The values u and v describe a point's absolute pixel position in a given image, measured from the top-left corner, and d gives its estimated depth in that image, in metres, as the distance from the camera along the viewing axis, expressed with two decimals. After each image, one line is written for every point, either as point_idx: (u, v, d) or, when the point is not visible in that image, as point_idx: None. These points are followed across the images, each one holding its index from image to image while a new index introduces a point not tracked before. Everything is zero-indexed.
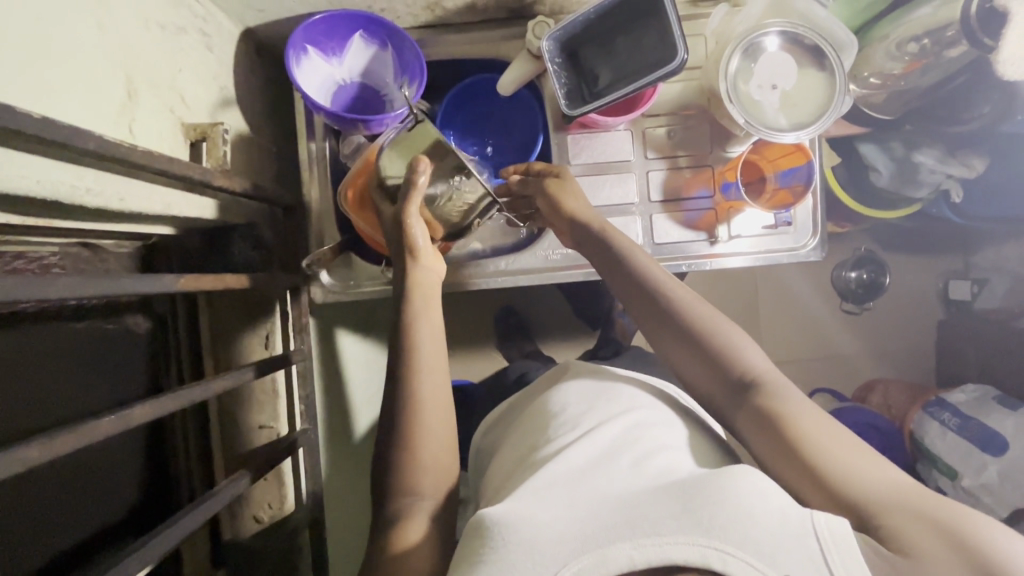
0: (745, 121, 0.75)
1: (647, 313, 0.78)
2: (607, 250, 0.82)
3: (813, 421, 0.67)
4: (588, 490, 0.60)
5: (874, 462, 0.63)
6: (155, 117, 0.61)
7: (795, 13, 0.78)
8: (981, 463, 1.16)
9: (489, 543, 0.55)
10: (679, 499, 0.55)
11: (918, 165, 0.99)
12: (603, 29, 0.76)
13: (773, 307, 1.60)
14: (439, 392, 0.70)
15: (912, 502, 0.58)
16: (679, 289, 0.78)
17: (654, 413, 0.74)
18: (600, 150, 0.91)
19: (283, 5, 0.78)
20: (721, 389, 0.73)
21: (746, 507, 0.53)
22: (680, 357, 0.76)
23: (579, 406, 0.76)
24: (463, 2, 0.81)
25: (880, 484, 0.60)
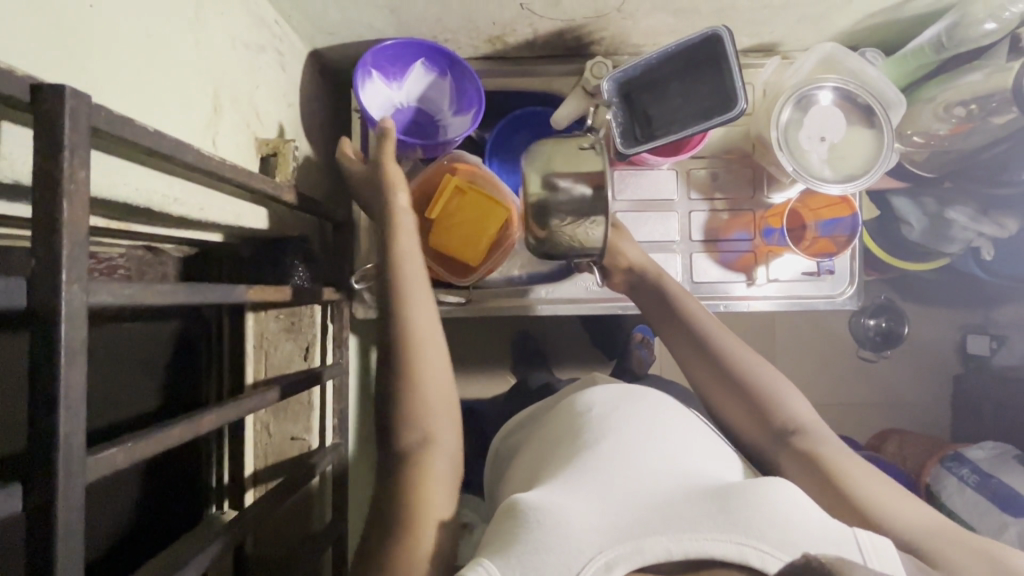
0: (794, 169, 0.77)
1: (691, 352, 0.80)
2: (658, 291, 0.85)
3: (859, 469, 0.67)
4: (623, 485, 0.60)
5: (917, 508, 0.63)
6: (235, 130, 0.63)
7: (847, 70, 0.81)
8: (1000, 523, 1.16)
9: (522, 526, 0.55)
10: (712, 501, 0.56)
11: (950, 222, 1.02)
12: (661, 74, 0.78)
13: (791, 350, 1.60)
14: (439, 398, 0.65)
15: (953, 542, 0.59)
16: (723, 332, 0.80)
17: (679, 418, 0.75)
18: (645, 187, 0.93)
19: (354, 30, 0.81)
20: (755, 423, 0.74)
21: (783, 513, 0.54)
22: (711, 383, 0.78)
23: (606, 405, 0.76)
24: (524, 38, 0.85)
25: (919, 523, 0.61)
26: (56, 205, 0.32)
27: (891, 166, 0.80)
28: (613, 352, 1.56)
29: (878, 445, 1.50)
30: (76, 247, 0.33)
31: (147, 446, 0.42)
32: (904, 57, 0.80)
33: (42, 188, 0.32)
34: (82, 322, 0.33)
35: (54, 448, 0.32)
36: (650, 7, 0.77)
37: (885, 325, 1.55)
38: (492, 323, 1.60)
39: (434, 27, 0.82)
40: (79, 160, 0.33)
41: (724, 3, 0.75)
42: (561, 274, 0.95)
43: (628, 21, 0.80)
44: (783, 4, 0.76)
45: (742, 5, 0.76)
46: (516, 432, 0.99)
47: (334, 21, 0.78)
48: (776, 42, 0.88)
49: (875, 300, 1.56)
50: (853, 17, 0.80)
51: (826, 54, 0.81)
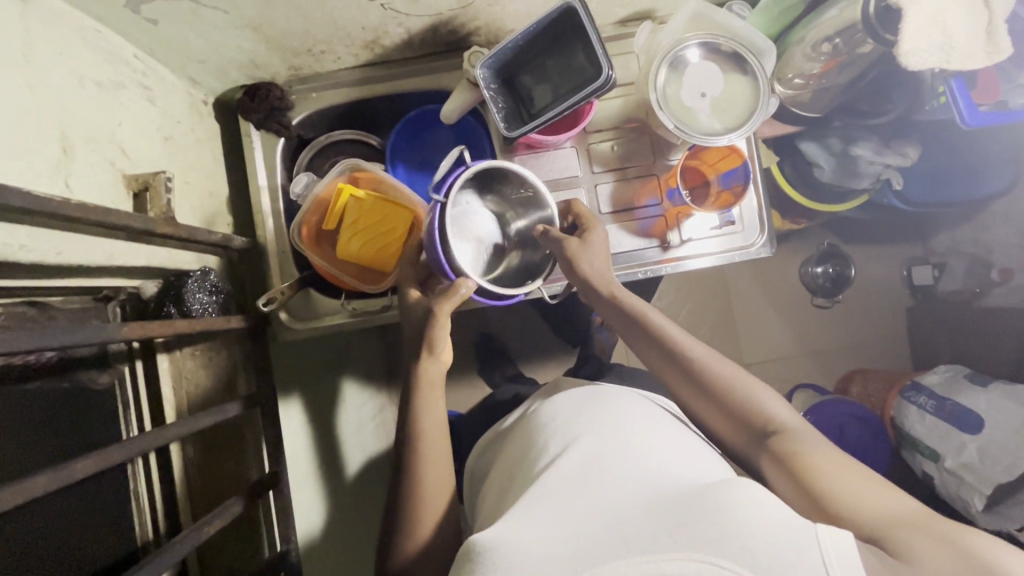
0: (675, 126, 0.79)
1: (668, 368, 0.79)
2: (624, 313, 0.81)
3: (834, 462, 0.66)
4: (583, 500, 0.61)
5: (890, 494, 0.62)
6: (95, 170, 0.62)
7: (714, 24, 0.82)
8: (960, 442, 1.18)
9: (477, 567, 0.57)
10: (673, 512, 0.56)
11: (856, 158, 1.04)
12: (533, 53, 0.79)
13: (746, 308, 1.63)
14: (440, 478, 0.73)
15: (915, 527, 0.57)
16: (695, 345, 0.79)
17: (640, 415, 0.75)
18: (548, 168, 0.93)
19: (224, 55, 0.80)
20: (725, 419, 0.76)
21: (748, 521, 0.54)
22: (680, 386, 0.79)
23: (569, 415, 0.77)
24: (399, 39, 0.85)
25: (888, 508, 0.60)
26: None
27: (772, 111, 0.81)
28: (575, 340, 1.56)
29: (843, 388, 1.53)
30: None
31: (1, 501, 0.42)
32: (767, 8, 0.82)
33: None
34: None
35: None
36: None
37: (834, 271, 1.58)
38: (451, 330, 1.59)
39: (304, 40, 0.81)
40: None
41: None
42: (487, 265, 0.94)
43: (497, 8, 0.81)
44: None
45: None
46: (487, 451, 0.97)
47: (199, 49, 0.77)
48: (652, 8, 0.90)
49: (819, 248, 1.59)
50: None
51: (693, 12, 0.83)
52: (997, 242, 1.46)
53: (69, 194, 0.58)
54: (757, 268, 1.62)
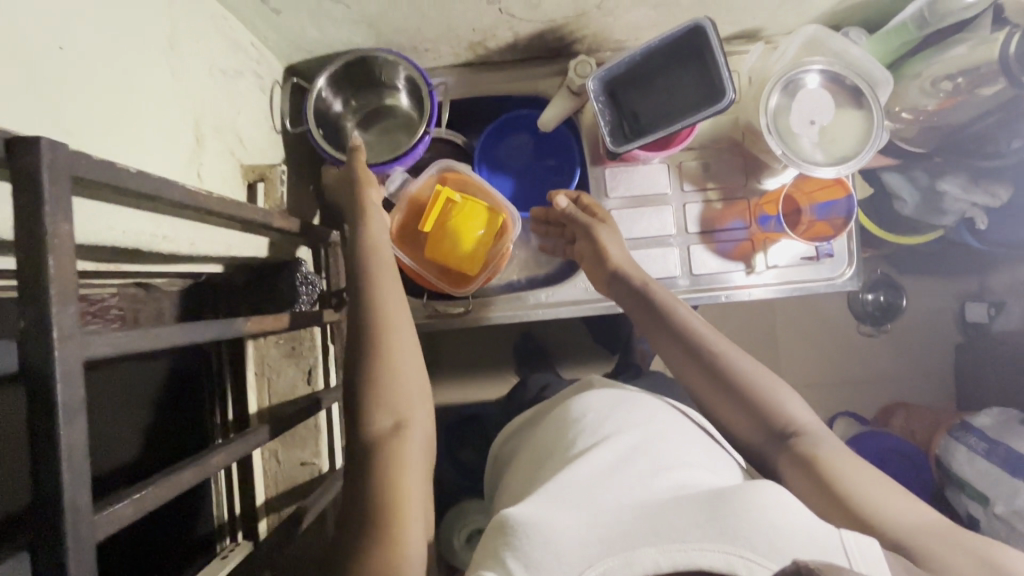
0: (783, 152, 0.77)
1: (690, 366, 0.75)
2: (652, 304, 0.80)
3: (852, 468, 0.65)
4: (608, 500, 0.61)
5: (910, 502, 0.62)
6: (220, 160, 0.62)
7: (831, 53, 0.81)
8: (1011, 489, 1.16)
9: (511, 543, 0.55)
10: (696, 504, 0.55)
11: (942, 193, 1.03)
12: (644, 68, 0.78)
13: (791, 329, 1.60)
14: (412, 357, 0.64)
15: (941, 538, 0.57)
16: (723, 340, 0.77)
17: (664, 422, 0.74)
18: (639, 183, 0.92)
19: (331, 46, 0.80)
20: (746, 418, 0.72)
21: (773, 522, 0.52)
22: (698, 380, 0.75)
23: (598, 414, 0.76)
24: (505, 42, 0.84)
25: (909, 516, 0.60)
26: (42, 262, 0.32)
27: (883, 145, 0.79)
28: (615, 347, 1.55)
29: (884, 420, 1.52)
30: (65, 303, 0.33)
31: (167, 489, 0.42)
32: (889, 33, 0.79)
33: (28, 247, 0.32)
34: (76, 378, 0.33)
35: (60, 513, 0.32)
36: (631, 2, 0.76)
37: (884, 300, 1.56)
38: (491, 327, 1.59)
39: (414, 37, 0.80)
40: (61, 214, 0.33)
41: None
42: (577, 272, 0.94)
43: (609, 19, 0.80)
44: None
45: None
46: (512, 438, 0.98)
47: (309, 38, 0.77)
48: (759, 29, 0.87)
49: (872, 276, 1.56)
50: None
51: (809, 36, 0.81)
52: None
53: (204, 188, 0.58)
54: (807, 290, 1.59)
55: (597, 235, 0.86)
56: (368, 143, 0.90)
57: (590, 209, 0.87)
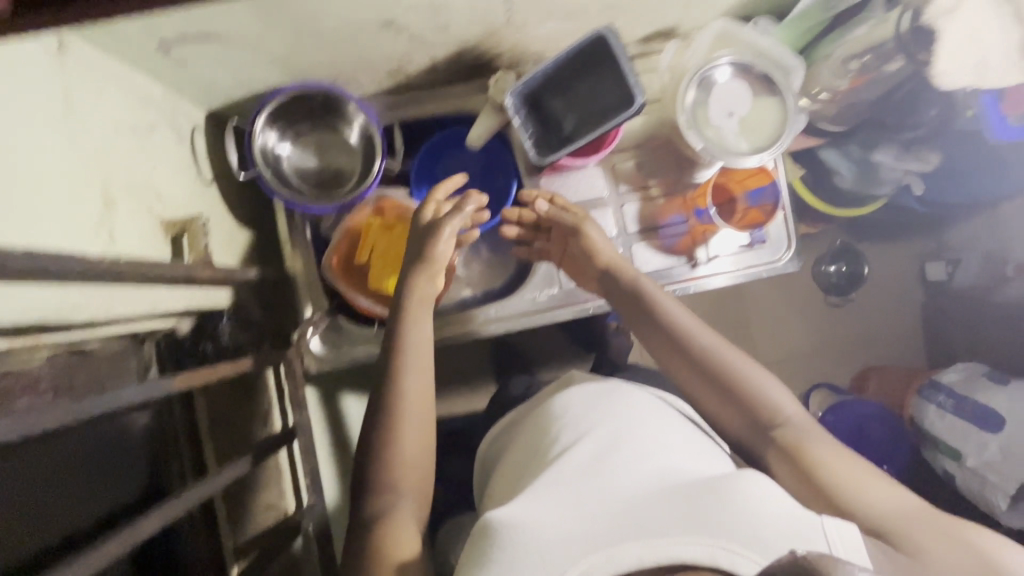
0: (704, 146, 0.79)
1: (678, 361, 0.75)
2: (637, 300, 0.80)
3: (836, 456, 0.66)
4: (599, 485, 0.60)
5: (888, 486, 0.63)
6: (135, 219, 0.62)
7: (742, 43, 0.82)
8: (981, 442, 1.20)
9: (498, 544, 0.56)
10: (680, 497, 0.56)
11: (877, 164, 1.05)
12: (560, 77, 0.78)
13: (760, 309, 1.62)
14: (424, 388, 0.72)
15: (922, 522, 0.59)
16: (708, 333, 0.77)
17: (650, 412, 0.73)
18: (576, 189, 0.93)
19: (250, 88, 0.80)
20: (731, 408, 0.72)
21: (753, 510, 0.53)
22: (687, 374, 0.75)
23: (583, 408, 0.75)
24: (424, 66, 0.84)
25: (888, 502, 0.61)
26: None
27: (801, 128, 0.81)
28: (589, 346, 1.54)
29: (860, 385, 1.51)
30: None
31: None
32: (796, 19, 0.80)
33: None
34: None
35: None
36: (539, 16, 0.77)
37: (846, 269, 1.59)
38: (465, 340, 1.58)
39: (330, 70, 0.80)
40: None
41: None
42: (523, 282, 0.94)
43: (522, 33, 0.81)
44: None
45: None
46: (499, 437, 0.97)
47: (225, 83, 0.77)
48: (673, 27, 0.89)
49: (832, 246, 1.58)
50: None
51: (717, 31, 0.83)
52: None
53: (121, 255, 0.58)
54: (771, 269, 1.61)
55: (581, 238, 0.84)
56: (313, 174, 0.89)
57: (567, 211, 0.86)
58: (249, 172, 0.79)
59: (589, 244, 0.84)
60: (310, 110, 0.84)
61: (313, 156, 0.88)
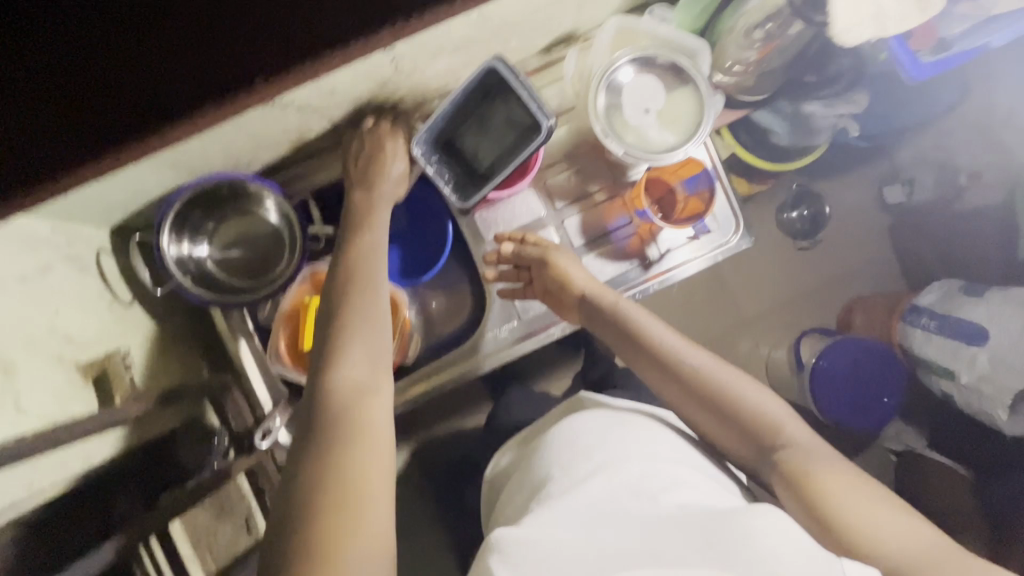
0: (626, 151, 0.76)
1: (671, 388, 0.71)
2: (617, 326, 0.77)
3: (850, 486, 0.59)
4: (617, 515, 0.57)
5: (909, 523, 0.56)
6: (44, 378, 0.58)
7: (641, 35, 0.80)
8: (970, 356, 1.13)
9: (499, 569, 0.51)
10: (701, 535, 0.53)
11: (809, 115, 1.03)
12: (464, 114, 0.75)
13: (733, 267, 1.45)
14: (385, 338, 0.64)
15: (942, 565, 0.52)
16: (701, 356, 0.72)
17: (656, 437, 0.69)
18: (512, 216, 0.90)
19: (147, 198, 0.75)
20: (731, 433, 0.68)
21: (766, 552, 0.50)
22: (682, 401, 0.70)
23: (592, 431, 0.70)
24: (324, 129, 0.80)
25: (905, 542, 0.54)
26: None
27: (720, 106, 0.79)
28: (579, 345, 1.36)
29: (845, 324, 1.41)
30: None
31: None
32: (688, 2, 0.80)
33: None
34: None
35: None
36: (427, 56, 0.73)
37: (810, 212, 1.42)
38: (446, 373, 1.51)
39: (226, 159, 0.75)
40: None
41: (496, 22, 0.72)
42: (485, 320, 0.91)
43: (416, 75, 0.77)
44: (551, 3, 0.74)
45: (513, 19, 0.74)
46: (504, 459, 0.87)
47: (119, 201, 0.72)
48: (572, 30, 0.86)
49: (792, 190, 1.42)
50: None
51: (616, 28, 0.80)
52: (955, 145, 1.39)
53: (42, 422, 0.56)
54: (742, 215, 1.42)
55: (549, 266, 0.83)
56: (240, 262, 0.85)
57: (534, 245, 0.85)
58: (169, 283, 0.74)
59: (560, 274, 0.82)
60: (212, 202, 0.80)
61: (234, 244, 0.84)
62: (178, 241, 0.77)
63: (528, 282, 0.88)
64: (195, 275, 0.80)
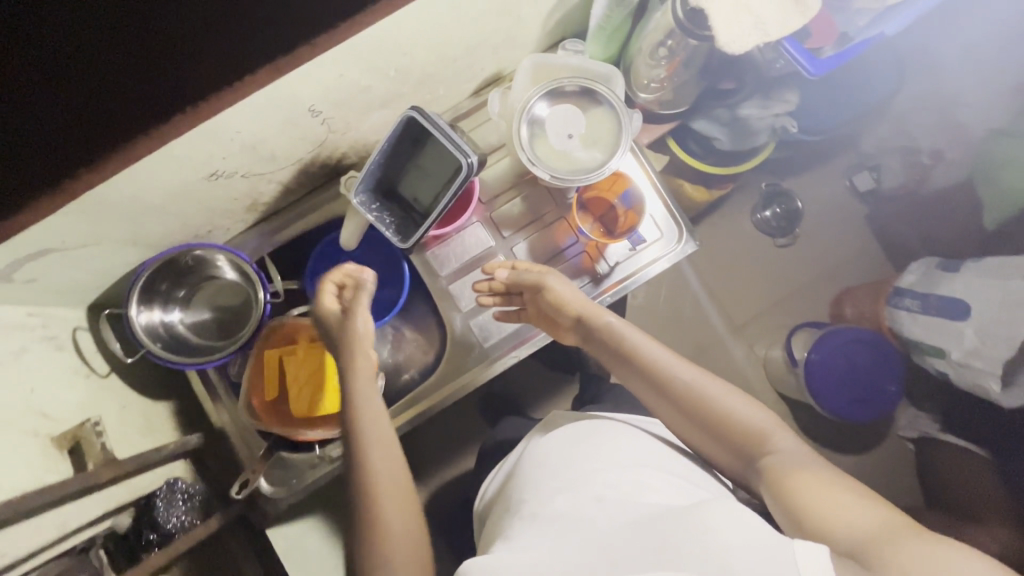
0: (552, 176, 0.81)
1: (660, 405, 0.73)
2: (607, 346, 0.79)
3: (823, 483, 0.57)
4: (580, 532, 0.57)
5: (872, 506, 0.53)
6: (18, 450, 0.62)
7: (557, 69, 0.86)
8: (958, 331, 1.10)
9: None
10: (658, 534, 0.52)
11: (746, 119, 1.05)
12: (397, 162, 0.80)
13: (721, 268, 1.42)
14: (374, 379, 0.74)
15: (896, 538, 0.48)
16: (688, 369, 0.72)
17: (626, 445, 0.69)
18: (464, 249, 0.94)
19: (118, 275, 0.81)
20: (716, 444, 0.68)
21: (723, 543, 0.48)
22: (667, 414, 0.72)
23: (562, 449, 0.71)
24: (276, 191, 0.86)
25: (863, 522, 0.51)
26: None
27: (638, 124, 0.84)
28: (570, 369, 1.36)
29: (836, 313, 1.37)
30: None
31: None
32: (594, 35, 0.85)
33: None
34: None
35: None
36: (358, 113, 0.79)
37: (781, 210, 1.41)
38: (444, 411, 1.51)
39: (186, 229, 0.81)
40: None
41: (416, 75, 0.79)
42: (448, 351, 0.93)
43: (353, 132, 0.83)
44: (465, 51, 0.81)
45: (432, 69, 0.80)
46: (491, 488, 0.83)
47: (92, 280, 0.78)
48: (497, 72, 0.92)
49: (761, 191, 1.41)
50: (536, 26, 0.85)
51: (533, 65, 0.86)
52: (919, 126, 1.34)
53: (14, 491, 0.60)
54: (715, 219, 1.42)
55: (544, 293, 0.83)
56: (212, 325, 0.90)
57: (529, 270, 0.84)
58: (143, 354, 0.79)
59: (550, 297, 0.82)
60: (176, 274, 0.85)
61: (207, 309, 0.90)
62: (149, 315, 0.82)
63: (521, 308, 0.89)
64: (170, 344, 0.84)
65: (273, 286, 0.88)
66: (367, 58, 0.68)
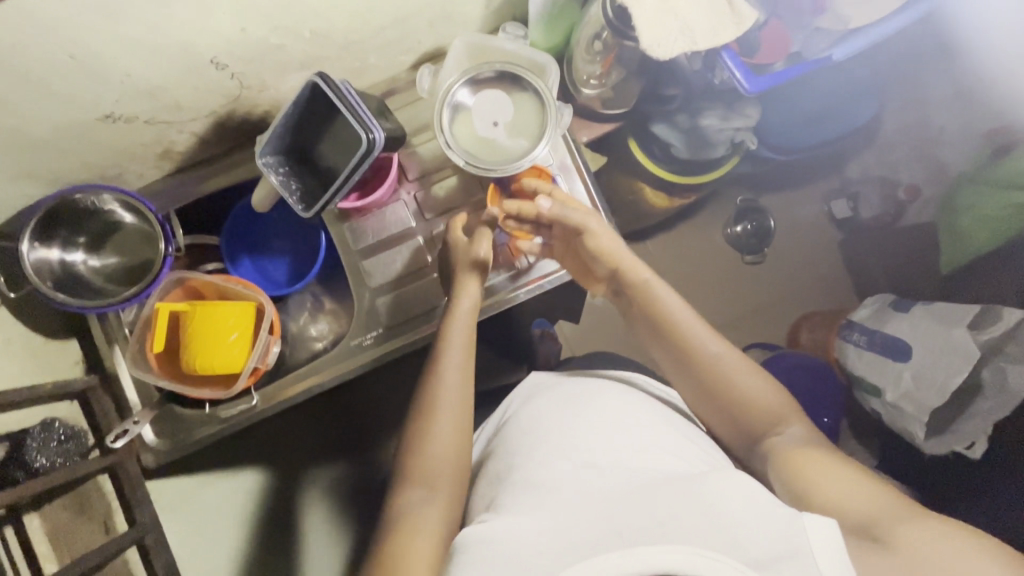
0: (466, 161, 0.78)
1: (674, 367, 0.74)
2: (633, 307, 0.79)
3: (826, 463, 0.60)
4: (589, 496, 0.57)
5: (870, 486, 0.57)
6: None
7: (491, 53, 0.83)
8: (894, 372, 1.02)
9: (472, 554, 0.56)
10: (677, 501, 0.53)
11: (704, 130, 0.96)
12: (308, 127, 0.78)
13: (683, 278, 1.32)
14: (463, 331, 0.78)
15: (901, 520, 0.53)
16: (713, 340, 0.73)
17: (632, 403, 0.69)
18: (384, 226, 0.92)
19: (14, 209, 0.79)
20: (716, 410, 0.71)
21: (734, 516, 0.52)
22: (677, 378, 0.74)
23: (553, 411, 0.70)
24: (190, 142, 0.84)
25: (867, 503, 0.55)
26: None
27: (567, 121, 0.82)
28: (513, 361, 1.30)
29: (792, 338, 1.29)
30: None
31: None
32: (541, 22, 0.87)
33: None
34: None
35: None
36: (273, 71, 0.76)
37: (752, 226, 1.32)
38: None
39: (89, 169, 0.80)
40: None
41: (338, 40, 0.76)
42: (354, 325, 0.91)
43: (272, 91, 0.80)
44: (394, 22, 0.78)
45: (357, 37, 0.77)
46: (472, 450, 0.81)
47: None
48: (437, 48, 0.89)
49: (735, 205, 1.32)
50: (474, 6, 0.82)
51: (467, 45, 0.83)
52: (899, 158, 1.28)
53: None
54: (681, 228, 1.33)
55: (584, 238, 0.78)
56: (121, 270, 0.88)
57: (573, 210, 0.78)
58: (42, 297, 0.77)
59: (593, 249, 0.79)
60: (66, 220, 0.82)
61: (112, 254, 0.88)
62: (42, 261, 0.80)
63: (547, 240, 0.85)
64: (71, 288, 0.83)
65: (175, 241, 0.86)
66: (273, 17, 0.66)
